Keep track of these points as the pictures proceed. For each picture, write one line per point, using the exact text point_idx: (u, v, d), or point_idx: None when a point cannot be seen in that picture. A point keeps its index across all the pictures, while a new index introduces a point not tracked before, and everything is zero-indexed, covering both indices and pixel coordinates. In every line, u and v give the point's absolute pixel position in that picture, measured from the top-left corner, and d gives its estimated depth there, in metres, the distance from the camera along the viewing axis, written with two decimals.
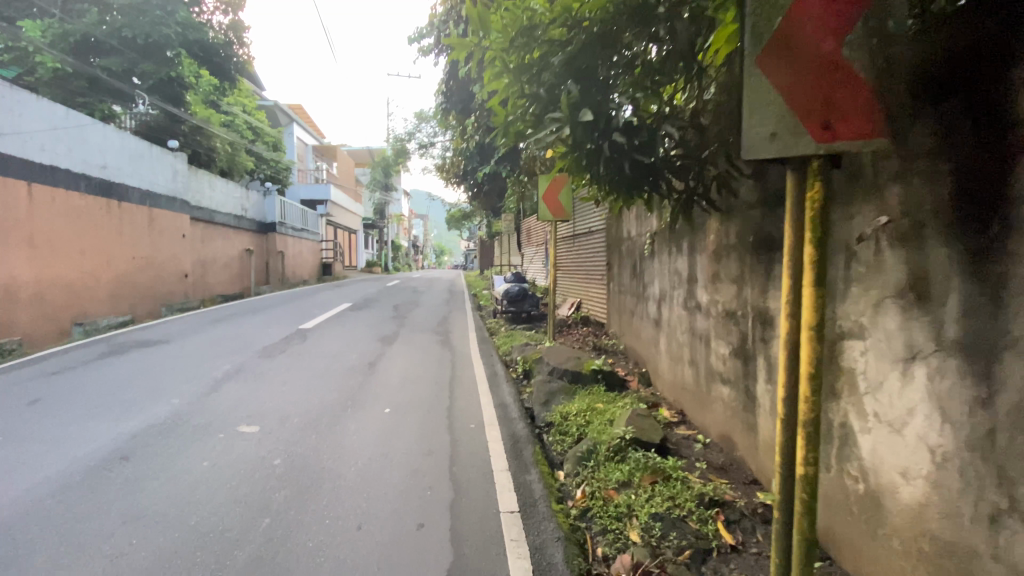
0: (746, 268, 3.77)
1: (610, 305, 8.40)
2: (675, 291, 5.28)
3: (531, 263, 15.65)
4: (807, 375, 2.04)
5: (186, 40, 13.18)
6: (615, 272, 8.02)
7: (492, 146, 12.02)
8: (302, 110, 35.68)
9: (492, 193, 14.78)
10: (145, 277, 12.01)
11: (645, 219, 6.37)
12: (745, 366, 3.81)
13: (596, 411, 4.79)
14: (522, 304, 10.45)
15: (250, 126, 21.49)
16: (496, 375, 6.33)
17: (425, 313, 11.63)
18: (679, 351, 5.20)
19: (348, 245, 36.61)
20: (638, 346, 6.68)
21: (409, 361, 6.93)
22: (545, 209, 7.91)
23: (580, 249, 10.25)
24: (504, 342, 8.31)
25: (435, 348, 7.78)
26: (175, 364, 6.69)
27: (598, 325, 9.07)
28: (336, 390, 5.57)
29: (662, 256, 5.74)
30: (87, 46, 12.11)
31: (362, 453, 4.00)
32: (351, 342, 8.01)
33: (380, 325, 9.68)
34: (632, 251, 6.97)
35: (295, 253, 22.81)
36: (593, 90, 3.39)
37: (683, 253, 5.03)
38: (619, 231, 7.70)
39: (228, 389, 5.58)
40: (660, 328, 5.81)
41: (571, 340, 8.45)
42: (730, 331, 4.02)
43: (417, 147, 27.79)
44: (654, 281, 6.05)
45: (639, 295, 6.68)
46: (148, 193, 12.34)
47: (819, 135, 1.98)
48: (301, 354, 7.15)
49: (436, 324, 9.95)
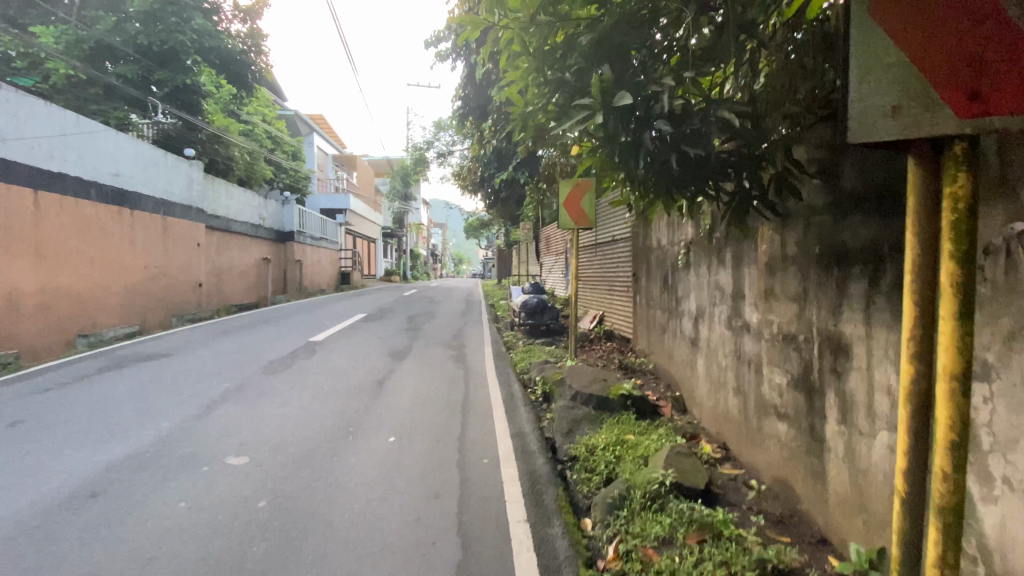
0: (810, 285, 3.19)
1: (636, 319, 7.83)
2: (715, 308, 4.70)
3: (551, 273, 15.10)
4: (948, 444, 1.47)
5: (202, 47, 13.03)
6: (642, 284, 7.44)
7: (510, 151, 11.53)
8: (323, 120, 35.79)
9: (510, 201, 14.34)
10: (158, 287, 11.81)
11: (678, 226, 5.79)
12: (809, 400, 3.22)
13: (628, 447, 4.21)
14: (541, 317, 9.89)
15: (269, 136, 21.51)
16: (513, 397, 5.78)
17: (440, 325, 11.14)
18: (722, 376, 4.61)
19: (368, 254, 36.50)
20: (671, 366, 6.09)
21: (421, 379, 6.45)
22: (566, 216, 7.35)
23: (603, 259, 9.69)
24: (522, 359, 7.77)
25: (449, 364, 7.26)
26: (172, 381, 6.31)
27: (624, 341, 8.48)
28: (339, 413, 5.10)
29: (699, 268, 5.16)
30: (102, 52, 12.06)
31: (358, 495, 3.49)
32: (360, 357, 7.55)
33: (393, 338, 9.24)
34: (663, 261, 6.40)
35: (313, 262, 22.66)
36: (630, 73, 2.84)
37: (726, 265, 4.46)
38: (647, 240, 7.12)
39: (223, 412, 5.14)
40: (697, 348, 5.21)
41: (595, 357, 7.88)
42: (789, 358, 3.44)
43: (436, 156, 27.58)
44: (689, 295, 5.46)
45: (672, 310, 6.09)
46: (163, 202, 12.19)
47: (964, 109, 1.40)
48: (306, 370, 6.71)
49: (452, 337, 9.44)
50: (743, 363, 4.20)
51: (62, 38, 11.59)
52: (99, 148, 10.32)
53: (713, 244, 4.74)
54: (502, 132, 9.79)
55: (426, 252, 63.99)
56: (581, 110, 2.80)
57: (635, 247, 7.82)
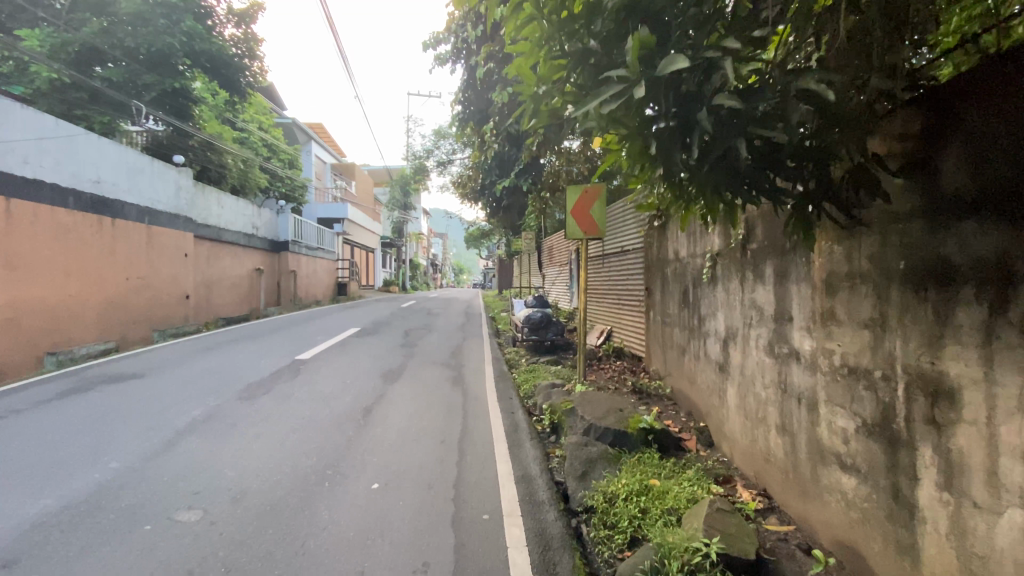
0: (890, 310, 2.60)
1: (649, 337, 7.22)
2: (751, 330, 4.10)
3: (554, 285, 14.46)
4: None
5: (192, 50, 12.43)
6: (657, 299, 6.80)
7: (513, 156, 10.88)
8: (321, 129, 35.25)
9: (511, 209, 13.73)
10: (142, 300, 11.18)
11: (703, 234, 5.16)
12: (892, 453, 2.61)
13: (655, 496, 3.55)
14: (545, 332, 9.24)
15: (265, 144, 20.98)
16: (518, 428, 5.13)
17: (438, 340, 10.49)
18: (761, 409, 3.98)
19: (366, 264, 35.88)
20: (695, 392, 5.45)
21: (414, 404, 5.82)
22: (574, 225, 6.69)
23: (611, 271, 9.07)
24: (526, 380, 7.11)
25: (447, 387, 6.61)
26: (137, 407, 5.66)
27: (636, 360, 7.83)
28: (319, 449, 4.46)
29: (728, 283, 4.53)
30: (88, 56, 11.46)
31: (328, 567, 2.82)
32: (349, 379, 6.89)
33: (387, 356, 8.59)
34: (682, 275, 5.77)
35: (309, 272, 22.03)
36: (678, 37, 2.25)
37: (765, 282, 3.87)
38: (663, 250, 6.50)
39: (188, 447, 4.50)
40: (727, 375, 4.59)
41: (605, 377, 7.25)
42: (861, 397, 2.83)
43: (435, 165, 27.12)
44: (715, 314, 4.86)
45: (693, 330, 5.47)
46: (149, 212, 11.59)
47: None
48: (287, 395, 6.07)
49: (449, 354, 8.79)
50: (791, 398, 3.57)
51: (46, 40, 10.95)
52: (79, 154, 9.71)
53: (748, 256, 4.13)
54: (507, 137, 9.15)
55: (426, 261, 63.38)
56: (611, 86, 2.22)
57: (648, 258, 7.20)
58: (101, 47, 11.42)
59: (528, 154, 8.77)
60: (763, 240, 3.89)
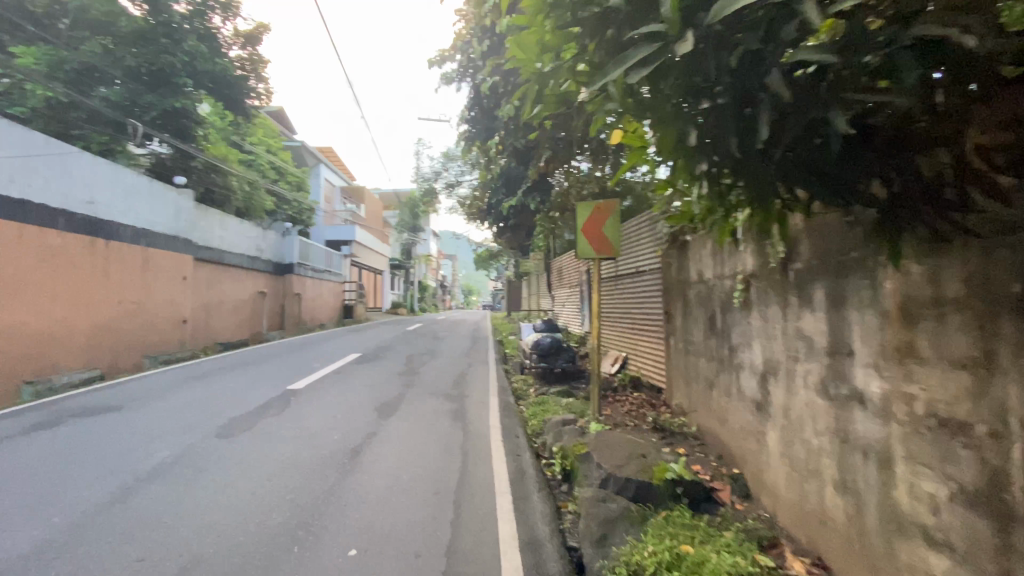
0: (1003, 348, 2.00)
1: (670, 367, 6.60)
2: (796, 366, 3.50)
3: (564, 308, 13.86)
4: None
5: (194, 70, 12.22)
6: (679, 325, 6.18)
7: (520, 174, 10.36)
8: (331, 151, 35.29)
9: (519, 230, 13.24)
10: (136, 325, 10.77)
11: (733, 255, 4.57)
12: (1015, 537, 1.99)
13: (690, 570, 2.91)
14: (555, 359, 8.61)
15: (272, 166, 20.88)
16: (523, 473, 4.53)
17: (441, 367, 9.90)
18: (813, 460, 3.35)
19: (373, 286, 35.49)
20: (727, 433, 4.80)
21: (410, 443, 5.22)
22: (585, 244, 6.15)
23: (627, 294, 8.47)
24: (535, 415, 6.48)
25: (448, 422, 6.01)
26: (103, 445, 5.12)
27: (656, 393, 7.18)
28: (294, 501, 3.86)
29: (767, 310, 3.93)
30: (88, 76, 11.35)
31: None
32: (342, 413, 6.31)
33: (386, 385, 8.01)
34: (710, 299, 5.17)
35: (315, 295, 21.64)
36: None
37: (814, 310, 3.28)
38: (686, 272, 5.90)
39: (144, 498, 3.93)
40: (768, 417, 3.95)
41: (622, 412, 6.61)
42: (961, 459, 2.23)
43: (443, 186, 26.79)
44: (749, 345, 4.26)
45: (725, 362, 4.84)
46: (146, 233, 11.25)
47: None
48: (269, 433, 5.49)
49: (452, 383, 8.19)
50: (855, 450, 2.95)
51: (43, 59, 10.87)
52: (72, 175, 9.43)
53: (792, 279, 3.54)
54: (515, 153, 8.64)
55: (435, 283, 63.00)
56: (640, 46, 1.86)
57: (667, 280, 6.59)
58: (102, 67, 11.32)
59: (536, 171, 8.24)
60: (812, 259, 3.30)
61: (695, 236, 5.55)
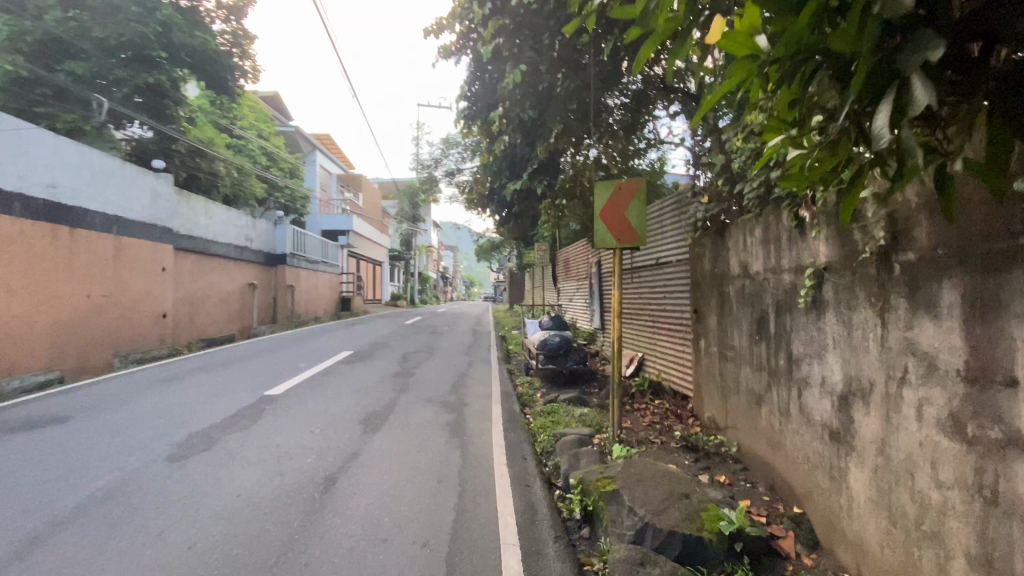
0: None
1: (700, 375, 5.73)
2: (900, 391, 2.63)
3: (572, 302, 12.97)
4: None
5: (170, 43, 11.21)
6: (714, 326, 5.29)
7: (526, 155, 9.42)
8: (328, 139, 34.24)
9: (524, 218, 12.34)
10: (108, 320, 9.92)
11: (799, 244, 3.66)
12: None
13: None
14: (564, 360, 7.75)
15: (264, 152, 19.92)
16: (533, 514, 3.68)
17: (438, 367, 9.04)
18: (930, 520, 2.47)
19: (373, 277, 34.60)
20: (783, 461, 3.93)
21: (398, 467, 4.37)
22: (603, 230, 5.23)
23: (646, 289, 7.56)
24: (543, 428, 5.58)
25: (444, 437, 5.15)
26: (29, 472, 4.28)
27: (681, 402, 6.30)
28: (240, 560, 3.01)
29: (852, 314, 3.05)
30: (53, 49, 10.41)
31: None
32: (324, 426, 5.47)
33: (377, 390, 7.14)
34: (761, 296, 4.27)
35: (310, 287, 20.80)
36: None
37: (936, 319, 2.40)
38: (724, 264, 5.00)
39: (50, 554, 3.09)
40: (852, 449, 3.08)
41: (644, 426, 5.75)
42: None
43: (443, 175, 25.92)
44: (819, 356, 3.41)
45: (782, 374, 3.95)
46: (118, 220, 10.31)
47: None
48: (232, 454, 4.64)
49: (451, 386, 7.32)
50: (1009, 518, 2.08)
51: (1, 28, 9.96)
52: (28, 154, 8.50)
53: (898, 274, 2.65)
54: (522, 132, 7.71)
55: (436, 274, 62.00)
56: None
57: (699, 274, 5.69)
58: (69, 39, 10.38)
59: (545, 150, 7.31)
60: (935, 248, 2.41)
61: (739, 221, 4.64)
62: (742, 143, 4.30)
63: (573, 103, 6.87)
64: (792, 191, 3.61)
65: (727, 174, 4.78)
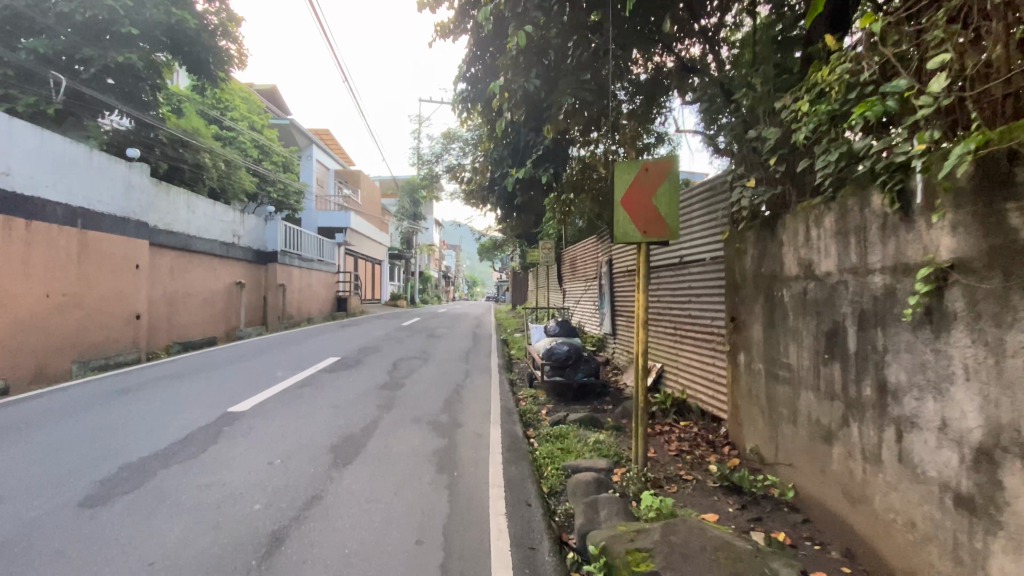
0: None
1: (740, 397, 4.78)
2: None
3: (579, 304, 12.01)
4: None
5: (142, 19, 10.21)
6: (759, 337, 4.36)
7: (530, 140, 8.46)
8: (327, 134, 33.38)
9: (528, 213, 11.40)
10: (71, 322, 8.99)
11: (910, 234, 2.73)
12: None
13: None
14: (573, 372, 6.80)
15: (256, 143, 19.03)
16: None
17: (431, 377, 8.08)
18: None
19: (371, 276, 33.65)
20: (869, 521, 3.06)
21: (373, 519, 3.46)
22: (625, 220, 4.27)
23: (667, 292, 6.63)
24: (550, 460, 4.61)
25: (430, 471, 4.25)
26: None
27: (711, 425, 5.36)
28: None
29: (1007, 337, 2.17)
30: (12, 25, 9.53)
31: None
32: (289, 454, 4.56)
33: (360, 406, 6.21)
34: (832, 304, 3.35)
35: (304, 286, 19.91)
36: None
37: None
38: (777, 262, 4.07)
39: None
40: (1003, 526, 2.20)
41: (671, 457, 4.78)
42: None
43: (444, 171, 25.02)
44: (940, 391, 2.54)
45: (870, 406, 3.04)
46: (84, 212, 9.32)
47: None
48: (169, 495, 3.75)
49: (444, 402, 6.39)
50: None
51: None
52: None
53: None
54: (528, 111, 6.75)
55: (436, 274, 61.13)
56: None
57: (737, 274, 4.77)
58: (30, 14, 9.50)
59: (553, 130, 6.35)
60: None
61: (800, 208, 3.73)
62: (810, 108, 3.43)
63: (587, 75, 5.94)
64: (896, 165, 2.78)
65: (778, 151, 3.91)
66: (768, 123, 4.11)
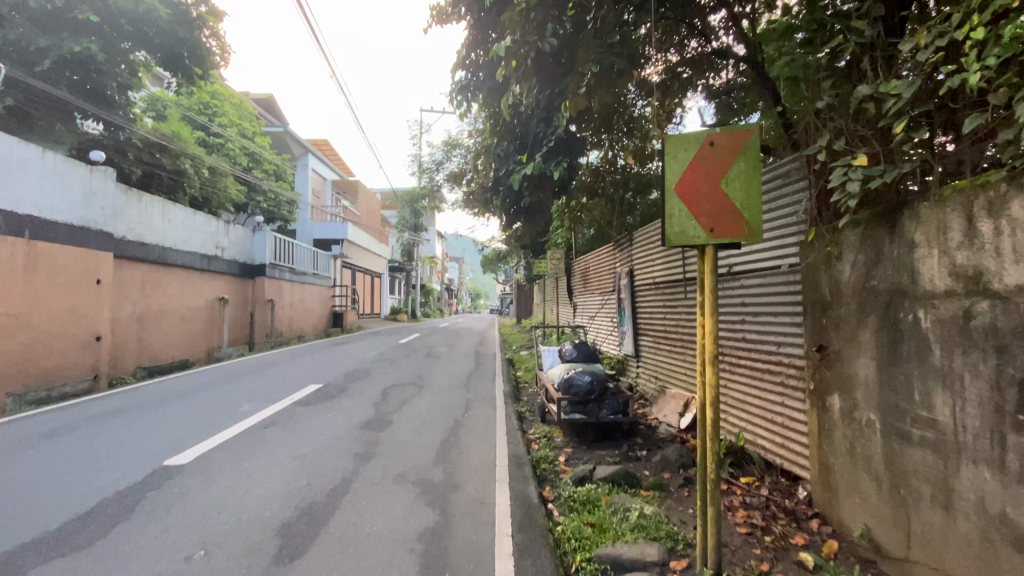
0: None
1: (834, 455, 3.54)
2: None
3: (593, 319, 10.78)
4: None
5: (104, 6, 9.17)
6: (873, 375, 3.14)
7: (539, 132, 7.28)
8: (325, 145, 32.51)
9: (536, 219, 10.23)
10: (13, 347, 7.81)
11: None
12: None
13: None
14: (596, 409, 5.52)
15: (246, 151, 18.03)
16: None
17: (425, 409, 6.83)
18: None
19: (369, 289, 32.45)
20: None
21: None
22: (683, 216, 3.04)
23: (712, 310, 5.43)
24: (580, 545, 3.36)
25: (413, 571, 3.02)
26: None
27: (784, 483, 4.14)
28: None
29: None
30: None
31: None
32: (225, 539, 3.35)
33: (335, 453, 4.99)
34: None
35: (296, 301, 18.75)
36: None
37: None
38: (907, 272, 2.86)
39: None
40: None
41: (743, 541, 3.51)
42: None
43: (446, 180, 23.96)
44: None
45: None
46: (33, 221, 8.18)
47: None
48: None
49: (439, 448, 5.17)
50: None
51: None
52: None
53: None
54: (540, 82, 5.55)
55: (439, 287, 60.07)
56: None
57: (827, 289, 3.57)
58: None
59: (571, 111, 5.17)
60: None
61: (957, 187, 2.54)
62: (984, 42, 2.27)
63: (617, 37, 4.75)
64: None
65: (910, 109, 2.76)
66: (887, 77, 2.96)
